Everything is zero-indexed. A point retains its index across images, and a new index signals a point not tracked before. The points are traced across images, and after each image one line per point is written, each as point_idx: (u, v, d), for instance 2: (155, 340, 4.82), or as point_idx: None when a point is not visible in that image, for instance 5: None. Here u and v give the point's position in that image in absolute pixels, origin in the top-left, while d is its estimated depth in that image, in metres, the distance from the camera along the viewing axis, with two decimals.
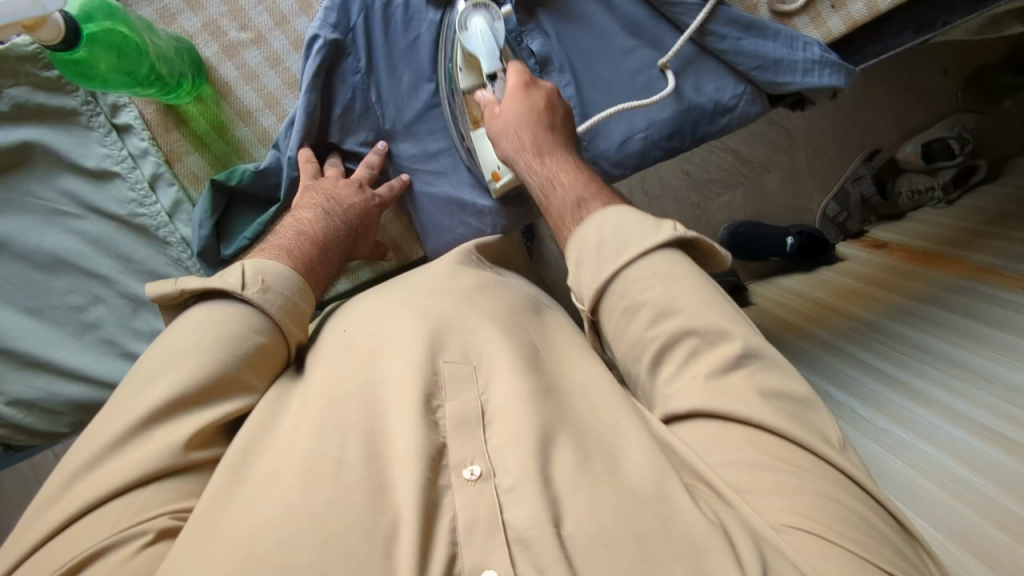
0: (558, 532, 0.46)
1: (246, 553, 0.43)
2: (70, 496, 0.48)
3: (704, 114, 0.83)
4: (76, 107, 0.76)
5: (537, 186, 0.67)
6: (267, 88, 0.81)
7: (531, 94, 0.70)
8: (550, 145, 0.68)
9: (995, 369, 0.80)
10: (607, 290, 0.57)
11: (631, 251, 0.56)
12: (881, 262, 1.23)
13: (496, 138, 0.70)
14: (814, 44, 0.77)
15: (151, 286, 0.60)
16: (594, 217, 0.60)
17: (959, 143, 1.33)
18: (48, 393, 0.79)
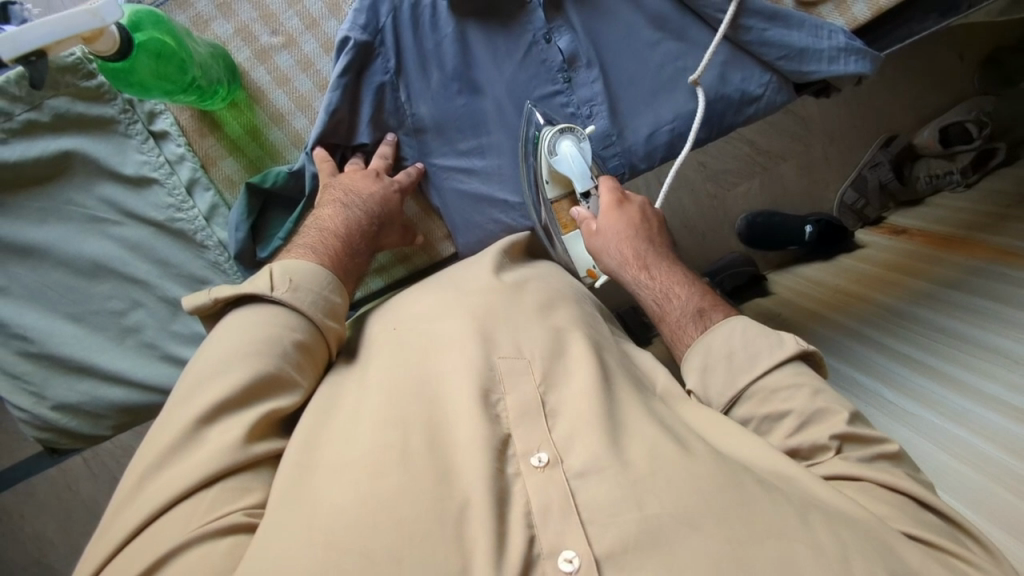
0: (643, 514, 0.49)
1: (326, 541, 0.46)
2: (143, 499, 0.50)
3: (730, 105, 0.84)
4: (115, 115, 0.77)
5: (650, 298, 0.71)
6: (299, 90, 0.82)
7: (627, 208, 0.75)
8: (654, 259, 0.72)
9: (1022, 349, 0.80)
10: (742, 398, 0.63)
11: (760, 367, 0.62)
12: (903, 248, 1.22)
13: (597, 252, 0.75)
14: (839, 32, 0.78)
15: (187, 300, 0.62)
16: (720, 326, 0.66)
17: (977, 126, 1.32)
18: (92, 397, 0.80)
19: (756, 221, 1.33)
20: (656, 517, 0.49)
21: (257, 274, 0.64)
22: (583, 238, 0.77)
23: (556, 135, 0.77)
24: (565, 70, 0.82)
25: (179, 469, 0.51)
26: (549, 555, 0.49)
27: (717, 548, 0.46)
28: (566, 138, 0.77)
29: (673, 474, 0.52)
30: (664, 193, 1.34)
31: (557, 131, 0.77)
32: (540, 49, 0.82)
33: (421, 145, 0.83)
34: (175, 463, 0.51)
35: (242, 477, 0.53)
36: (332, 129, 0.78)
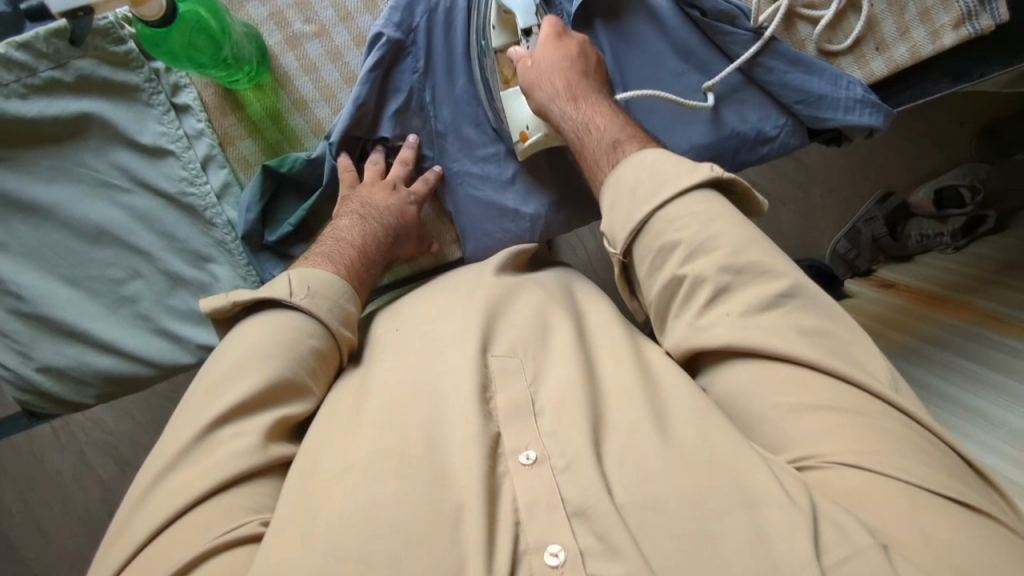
0: (612, 499, 0.50)
1: (324, 548, 0.47)
2: (158, 506, 0.52)
3: (746, 142, 0.85)
4: (139, 83, 0.77)
5: (571, 130, 0.71)
6: (325, 80, 0.82)
7: (564, 41, 0.73)
8: (585, 91, 0.72)
9: (1007, 418, 0.85)
10: (642, 232, 0.62)
11: (666, 192, 0.61)
12: (891, 301, 1.25)
13: (529, 86, 0.74)
14: (857, 84, 0.81)
15: (206, 303, 0.65)
16: (632, 159, 0.65)
17: (970, 192, 1.34)
18: (80, 362, 0.79)
19: None
20: (627, 505, 0.50)
21: (276, 279, 0.66)
22: (518, 76, 0.75)
23: None
24: None
25: (193, 474, 0.53)
26: (535, 551, 0.49)
27: (682, 529, 0.48)
28: None
29: (653, 464, 0.52)
30: None
31: None
32: None
33: (441, 148, 0.84)
34: (185, 464, 0.54)
35: (258, 483, 0.55)
36: (356, 121, 0.79)
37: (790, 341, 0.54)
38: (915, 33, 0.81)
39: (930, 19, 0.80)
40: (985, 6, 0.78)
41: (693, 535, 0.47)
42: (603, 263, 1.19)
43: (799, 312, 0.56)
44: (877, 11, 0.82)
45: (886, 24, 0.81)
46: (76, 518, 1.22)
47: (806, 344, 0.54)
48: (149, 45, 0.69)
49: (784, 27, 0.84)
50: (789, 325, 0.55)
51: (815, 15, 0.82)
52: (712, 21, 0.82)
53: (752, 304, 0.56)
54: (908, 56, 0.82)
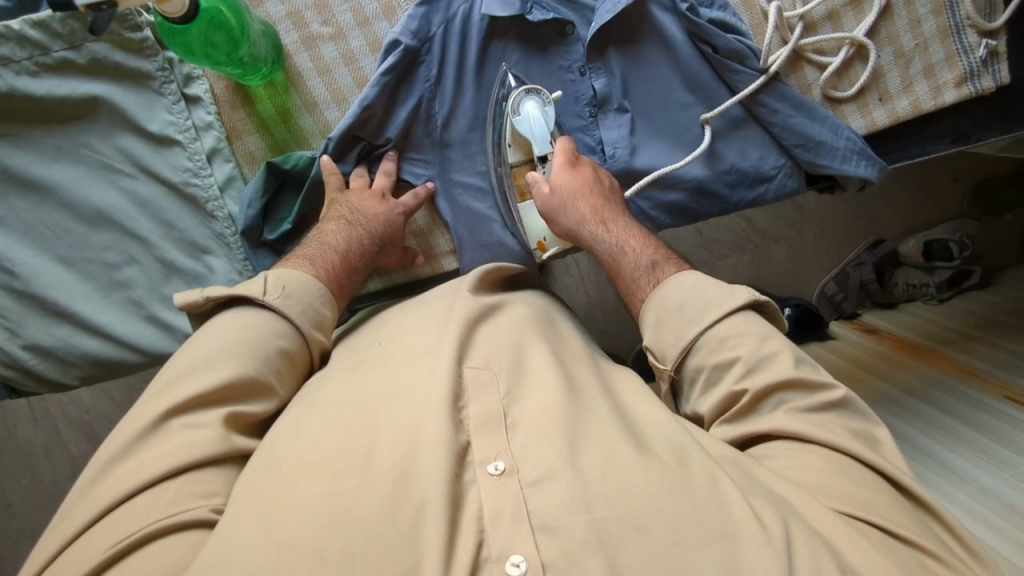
0: (591, 514, 0.50)
1: (280, 540, 0.47)
2: (114, 485, 0.51)
3: (744, 178, 0.87)
4: (152, 71, 0.77)
5: (604, 251, 0.74)
6: (339, 83, 0.83)
7: (578, 169, 0.78)
8: (611, 214, 0.76)
9: (991, 482, 0.85)
10: (695, 346, 0.64)
11: (713, 313, 0.64)
12: (873, 348, 1.27)
13: (551, 213, 0.77)
14: (855, 135, 0.82)
15: (180, 296, 0.64)
16: (672, 280, 0.69)
17: (959, 246, 1.36)
18: (67, 344, 0.79)
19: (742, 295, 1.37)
20: (602, 519, 0.49)
21: (252, 278, 0.66)
22: (536, 200, 0.78)
23: (522, 95, 0.79)
24: (595, 112, 0.86)
25: (151, 456, 0.53)
26: (497, 559, 0.49)
27: (661, 552, 0.48)
28: (532, 100, 0.79)
29: (622, 485, 0.52)
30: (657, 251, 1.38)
31: (522, 92, 0.79)
32: (572, 79, 0.85)
33: (444, 158, 0.85)
34: (142, 454, 0.53)
35: (210, 471, 0.54)
36: (362, 121, 0.79)
37: (833, 434, 0.57)
38: (918, 88, 0.83)
39: (933, 75, 0.82)
40: (988, 67, 0.80)
41: (670, 560, 0.47)
42: (594, 284, 1.21)
43: (845, 416, 0.59)
44: (882, 62, 0.84)
45: (891, 75, 0.84)
46: (43, 495, 1.21)
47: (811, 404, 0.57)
48: (166, 38, 0.70)
49: (791, 67, 0.85)
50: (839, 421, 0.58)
51: (824, 60, 0.84)
52: (724, 58, 0.83)
53: (803, 403, 0.59)
54: (910, 108, 0.84)
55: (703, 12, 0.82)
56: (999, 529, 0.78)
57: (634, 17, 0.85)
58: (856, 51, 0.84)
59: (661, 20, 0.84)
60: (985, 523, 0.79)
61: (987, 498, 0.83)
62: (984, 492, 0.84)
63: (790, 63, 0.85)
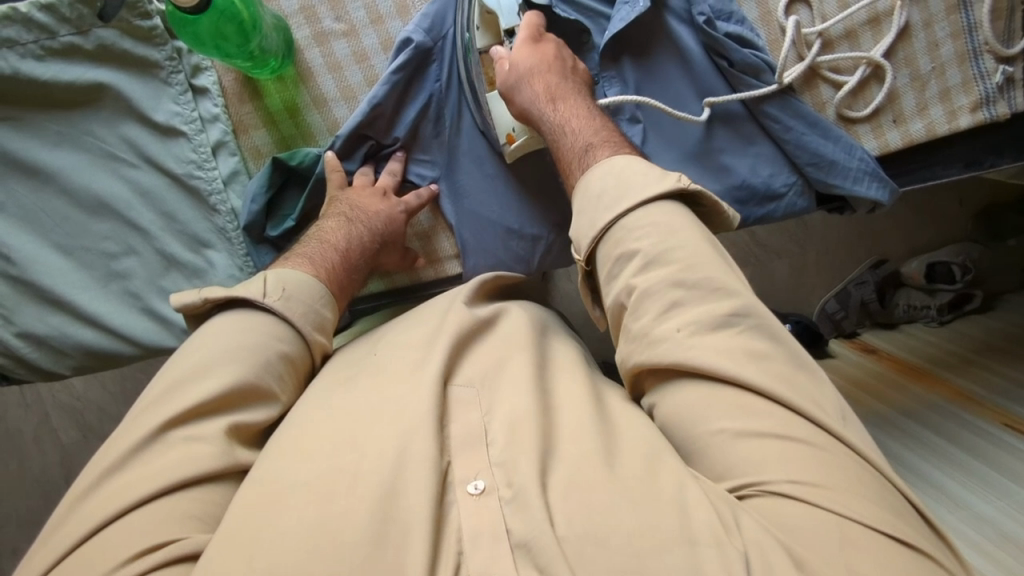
0: (552, 532, 0.49)
1: (268, 566, 0.46)
2: (104, 498, 0.50)
3: (755, 195, 0.86)
4: (159, 60, 0.76)
5: (549, 130, 0.73)
6: (348, 81, 0.81)
7: (539, 45, 0.75)
8: (563, 93, 0.73)
9: (985, 509, 0.84)
10: (606, 236, 0.63)
11: (632, 200, 0.62)
12: (872, 368, 1.26)
13: (505, 90, 0.75)
14: (869, 158, 0.81)
15: (176, 297, 0.63)
16: (599, 162, 0.67)
17: (961, 270, 1.35)
18: (61, 333, 0.78)
19: None
20: (561, 539, 0.49)
21: (251, 278, 0.65)
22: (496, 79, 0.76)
23: None
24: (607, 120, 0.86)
25: (142, 471, 0.52)
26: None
27: (617, 565, 0.46)
28: None
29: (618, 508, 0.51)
30: None
31: None
32: None
33: (452, 159, 0.83)
34: (134, 465, 0.52)
35: (205, 489, 0.53)
36: (370, 119, 0.79)
37: (739, 364, 0.54)
38: (933, 111, 0.82)
39: (949, 99, 0.81)
40: (1004, 93, 0.79)
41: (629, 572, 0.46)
42: None
43: (752, 334, 0.55)
44: (898, 84, 0.83)
45: (906, 97, 0.83)
46: (30, 479, 1.19)
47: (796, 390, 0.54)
48: (177, 28, 0.69)
49: (805, 84, 0.85)
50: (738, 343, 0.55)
51: (840, 79, 0.83)
52: (738, 73, 0.82)
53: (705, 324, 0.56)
54: (924, 131, 0.83)
55: (720, 25, 0.81)
56: (993, 556, 0.77)
57: (650, 29, 0.84)
58: (872, 72, 0.83)
59: (677, 33, 0.83)
60: (978, 549, 0.79)
61: (982, 526, 0.82)
62: (979, 519, 0.83)
63: (804, 80, 0.85)
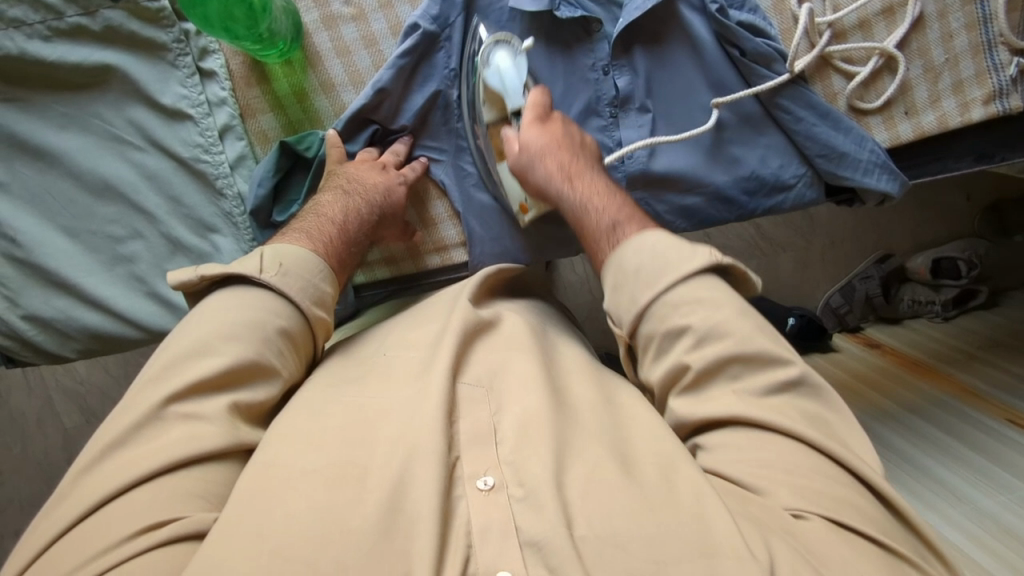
0: (570, 532, 0.49)
1: (271, 550, 0.46)
2: (102, 476, 0.50)
3: (763, 186, 0.85)
4: (167, 43, 0.75)
5: (570, 210, 0.70)
6: (356, 66, 0.80)
7: (549, 124, 0.73)
8: (580, 170, 0.70)
9: (987, 504, 0.84)
10: (647, 313, 0.60)
11: (668, 277, 0.59)
12: (875, 363, 1.26)
13: (522, 171, 0.73)
14: (879, 149, 0.81)
15: (173, 274, 0.61)
16: (628, 240, 0.63)
17: (967, 266, 1.36)
18: (67, 316, 0.78)
19: None
20: (581, 538, 0.49)
21: (247, 254, 0.64)
22: (510, 160, 0.75)
23: (491, 45, 0.76)
24: (616, 109, 0.83)
25: (143, 448, 0.51)
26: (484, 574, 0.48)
27: (637, 570, 0.46)
28: (501, 49, 0.76)
29: (625, 503, 0.51)
30: None
31: (492, 41, 0.76)
32: (595, 78, 0.83)
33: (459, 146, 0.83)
34: (134, 442, 0.52)
35: (208, 467, 0.53)
36: (375, 103, 0.78)
37: (787, 417, 0.55)
38: (945, 103, 0.81)
39: (962, 91, 0.81)
40: (1017, 86, 0.79)
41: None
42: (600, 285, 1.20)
43: (799, 396, 0.56)
44: (911, 75, 0.82)
45: (919, 89, 0.82)
46: (35, 464, 1.19)
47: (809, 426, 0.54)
48: (186, 11, 0.68)
49: (815, 73, 0.84)
50: (794, 407, 0.55)
51: (852, 69, 0.82)
52: (750, 62, 0.81)
53: (755, 386, 0.56)
54: (936, 123, 0.82)
55: (732, 13, 0.80)
56: (990, 548, 0.78)
57: (662, 17, 0.83)
58: (884, 64, 0.83)
59: (689, 21, 0.82)
60: (978, 543, 0.79)
61: (983, 519, 0.82)
62: (980, 513, 0.83)
63: (816, 69, 0.84)
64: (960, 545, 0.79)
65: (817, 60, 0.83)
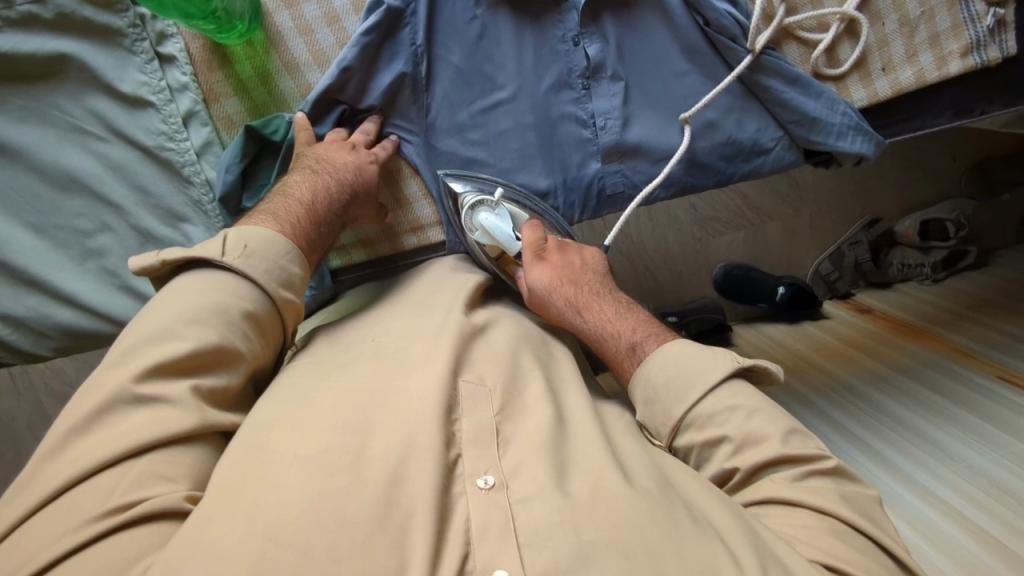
0: (578, 538, 0.49)
1: (265, 532, 0.44)
2: (67, 462, 0.49)
3: (741, 150, 0.84)
4: (122, 28, 0.74)
5: (590, 341, 0.70)
6: (320, 44, 0.79)
7: (548, 261, 0.74)
8: (586, 299, 0.71)
9: (979, 460, 0.84)
10: (681, 426, 0.62)
11: (697, 391, 0.61)
12: (866, 327, 1.26)
13: (536, 309, 0.74)
14: (852, 111, 0.79)
15: (136, 260, 0.61)
16: (654, 356, 0.65)
17: (955, 226, 1.35)
18: (39, 314, 0.77)
19: (735, 272, 1.36)
20: (589, 543, 0.48)
21: (212, 239, 0.63)
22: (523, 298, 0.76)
23: (471, 213, 0.78)
24: (587, 78, 0.81)
25: (108, 433, 0.50)
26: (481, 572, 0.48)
27: None
28: (483, 211, 0.77)
29: (619, 510, 0.51)
30: (652, 228, 1.35)
31: (469, 209, 0.78)
32: (565, 49, 0.81)
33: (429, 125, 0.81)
34: (98, 428, 0.51)
35: (178, 451, 0.52)
36: (340, 83, 0.76)
37: (825, 497, 0.55)
38: (922, 58, 0.80)
39: (938, 45, 0.79)
40: (995, 37, 0.78)
41: None
42: None
43: (838, 482, 0.57)
44: (886, 31, 0.81)
45: (895, 44, 0.80)
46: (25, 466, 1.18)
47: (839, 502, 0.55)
48: None
49: (776, 43, 0.82)
50: (831, 487, 0.56)
51: (815, 37, 0.81)
52: (715, 33, 0.79)
53: (791, 473, 0.57)
54: (914, 79, 0.81)
55: None
56: (986, 507, 0.77)
57: None
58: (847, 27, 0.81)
59: None
60: (972, 501, 0.78)
61: (976, 477, 0.82)
62: (973, 471, 0.83)
63: (778, 40, 0.83)
64: (952, 501, 0.79)
65: (778, 32, 0.82)
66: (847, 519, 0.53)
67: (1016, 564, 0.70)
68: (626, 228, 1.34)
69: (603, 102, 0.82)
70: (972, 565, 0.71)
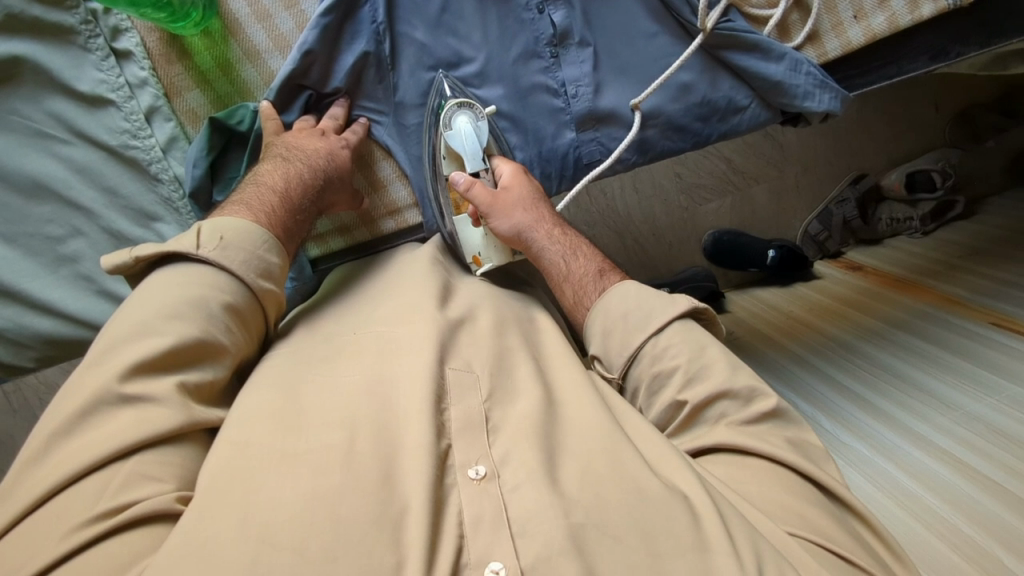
0: (570, 522, 0.48)
1: (258, 536, 0.44)
2: (47, 470, 0.48)
3: (717, 111, 0.83)
4: (74, 25, 0.72)
5: (557, 255, 0.72)
6: (279, 29, 0.77)
7: (528, 177, 0.77)
8: (559, 221, 0.75)
9: (975, 407, 0.83)
10: (636, 359, 0.65)
11: (652, 325, 0.64)
12: (858, 285, 1.25)
13: (502, 210, 0.73)
14: (813, 70, 0.77)
15: (106, 259, 0.59)
16: (617, 288, 0.69)
17: (942, 177, 1.34)
18: (17, 324, 0.76)
19: (724, 238, 1.35)
20: (580, 525, 0.48)
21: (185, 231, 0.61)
22: (481, 198, 0.73)
23: (454, 109, 0.74)
24: (555, 45, 0.80)
25: (88, 438, 0.49)
26: (476, 566, 0.47)
27: (637, 562, 0.46)
28: (464, 114, 0.74)
29: (610, 495, 0.50)
30: (638, 199, 1.34)
31: (455, 105, 0.74)
32: (530, 18, 0.79)
33: (398, 104, 0.80)
34: (79, 434, 0.49)
35: (165, 451, 0.51)
36: (303, 68, 0.75)
37: (777, 446, 0.58)
38: (894, 2, 0.78)
39: None
40: None
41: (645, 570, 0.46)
42: None
43: (783, 427, 0.60)
44: None
45: None
46: None
47: (787, 448, 0.58)
48: None
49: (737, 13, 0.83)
50: (777, 433, 0.59)
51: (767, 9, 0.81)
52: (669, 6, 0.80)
53: (742, 417, 0.60)
54: (887, 25, 0.79)
55: None
56: (986, 453, 0.77)
57: None
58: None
59: None
60: (970, 447, 0.78)
61: (973, 424, 0.81)
62: (971, 418, 0.82)
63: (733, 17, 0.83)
64: (949, 450, 0.79)
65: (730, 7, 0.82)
66: (800, 469, 0.56)
67: (1019, 509, 0.69)
68: (612, 200, 1.32)
69: (574, 69, 0.80)
70: (973, 513, 0.71)
